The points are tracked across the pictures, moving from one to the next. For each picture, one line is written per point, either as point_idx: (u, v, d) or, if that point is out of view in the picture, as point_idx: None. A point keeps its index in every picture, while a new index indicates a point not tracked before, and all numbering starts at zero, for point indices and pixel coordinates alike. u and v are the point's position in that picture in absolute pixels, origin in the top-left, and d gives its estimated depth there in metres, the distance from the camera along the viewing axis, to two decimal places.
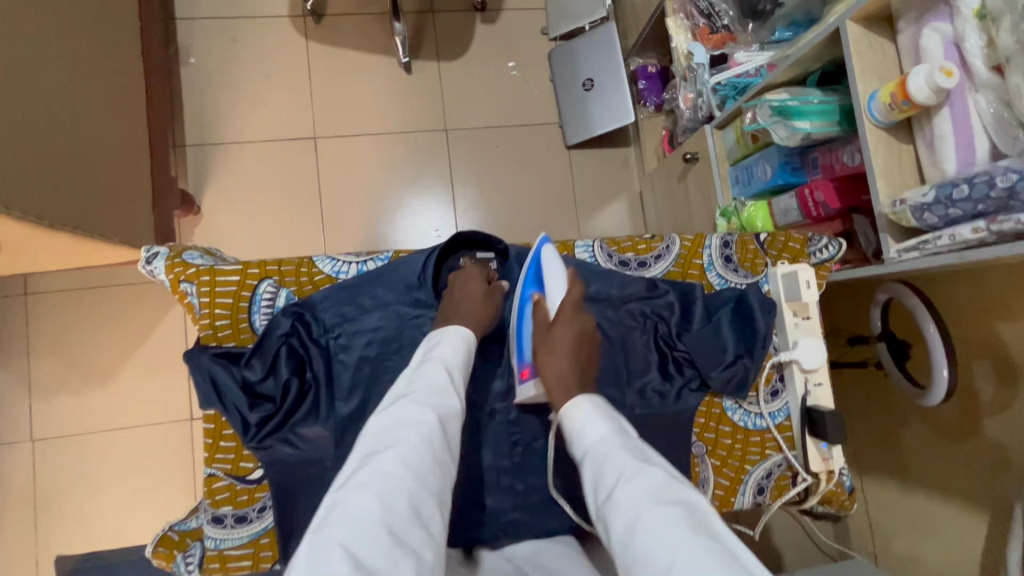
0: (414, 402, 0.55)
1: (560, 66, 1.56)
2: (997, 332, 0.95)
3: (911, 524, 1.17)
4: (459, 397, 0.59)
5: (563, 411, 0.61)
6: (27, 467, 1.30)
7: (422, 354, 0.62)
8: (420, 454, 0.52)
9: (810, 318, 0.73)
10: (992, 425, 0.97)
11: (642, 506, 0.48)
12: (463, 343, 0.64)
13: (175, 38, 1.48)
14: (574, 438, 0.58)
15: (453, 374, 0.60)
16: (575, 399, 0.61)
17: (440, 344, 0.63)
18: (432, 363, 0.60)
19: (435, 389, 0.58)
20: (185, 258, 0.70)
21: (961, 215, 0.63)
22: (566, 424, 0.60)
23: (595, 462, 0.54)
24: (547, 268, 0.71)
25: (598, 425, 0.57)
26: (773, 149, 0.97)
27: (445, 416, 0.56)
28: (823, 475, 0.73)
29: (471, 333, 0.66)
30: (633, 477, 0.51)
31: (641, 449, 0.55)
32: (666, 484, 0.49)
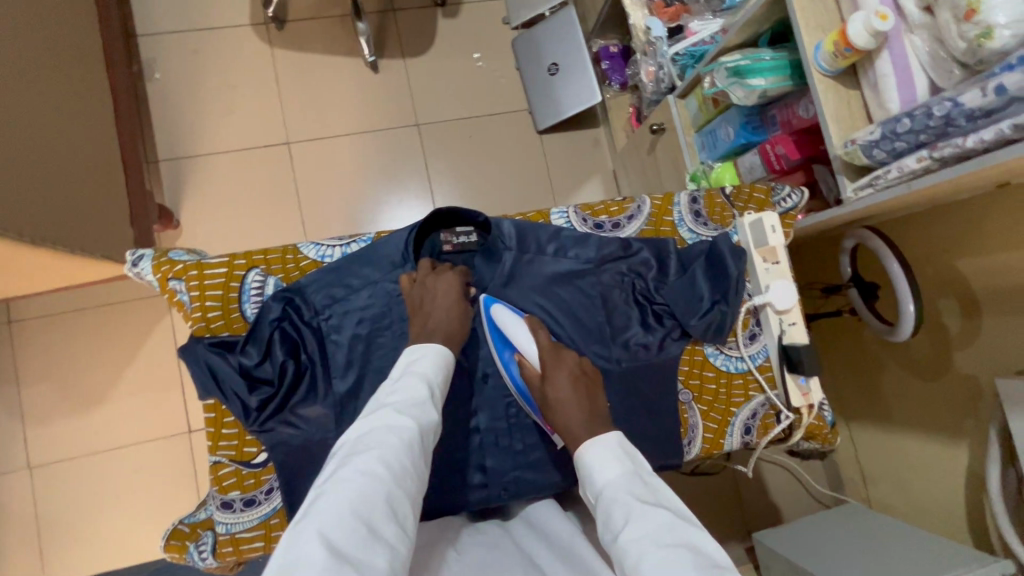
0: (396, 411, 0.55)
1: (524, 54, 1.59)
2: (958, 268, 1.00)
3: (898, 459, 1.22)
4: (437, 410, 0.59)
5: (576, 452, 0.60)
6: (27, 493, 1.29)
7: (402, 368, 0.62)
8: (399, 457, 0.52)
9: (780, 262, 0.76)
10: (963, 356, 1.02)
11: (650, 552, 0.48)
12: (441, 358, 0.64)
13: (138, 54, 1.48)
14: (584, 478, 0.58)
15: (432, 387, 0.60)
16: (587, 442, 0.59)
17: (420, 358, 0.63)
18: (412, 375, 0.60)
19: (414, 399, 0.58)
20: (171, 257, 0.71)
21: (906, 147, 0.67)
22: (578, 464, 0.59)
23: (605, 506, 0.54)
24: (507, 327, 0.72)
25: (610, 467, 0.56)
26: (733, 111, 1.01)
27: (424, 425, 0.56)
28: (804, 410, 0.76)
29: (449, 353, 0.66)
30: (643, 519, 0.50)
31: (652, 491, 0.54)
32: (673, 528, 0.49)
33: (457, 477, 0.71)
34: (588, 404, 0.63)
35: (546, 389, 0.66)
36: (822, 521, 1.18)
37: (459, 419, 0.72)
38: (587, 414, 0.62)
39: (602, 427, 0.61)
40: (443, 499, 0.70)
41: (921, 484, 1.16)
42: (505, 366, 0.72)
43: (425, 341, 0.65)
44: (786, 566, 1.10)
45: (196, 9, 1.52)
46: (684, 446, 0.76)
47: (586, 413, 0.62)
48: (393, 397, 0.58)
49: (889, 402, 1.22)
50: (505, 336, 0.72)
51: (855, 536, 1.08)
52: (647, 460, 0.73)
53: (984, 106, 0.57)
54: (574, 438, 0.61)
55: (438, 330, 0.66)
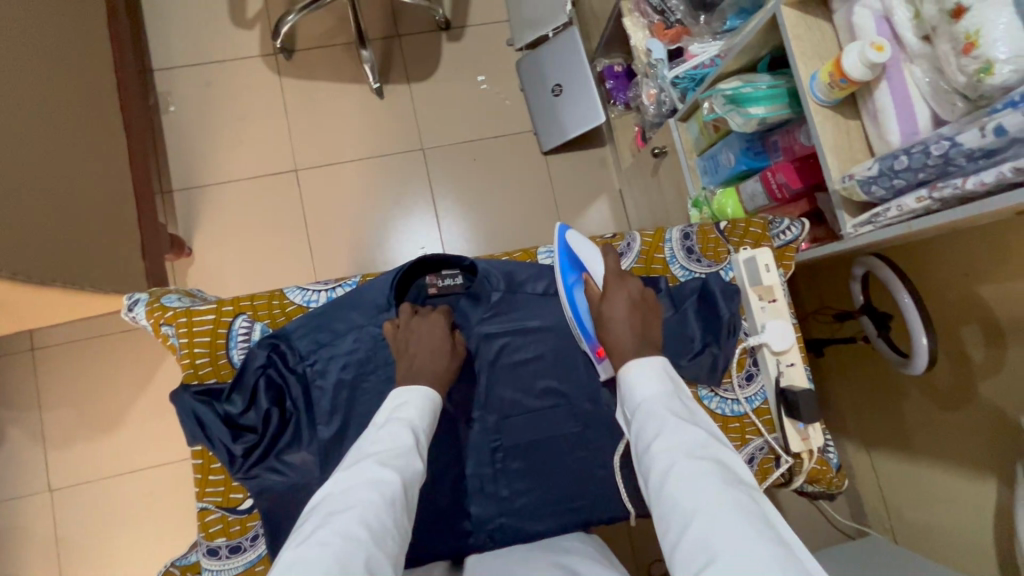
0: (379, 463, 0.55)
1: (528, 76, 1.59)
2: (980, 295, 0.95)
3: (922, 492, 1.16)
4: (421, 461, 0.59)
5: (620, 368, 0.63)
6: (47, 516, 1.33)
7: (386, 415, 0.61)
8: (380, 516, 0.51)
9: (777, 300, 0.73)
10: (987, 387, 0.96)
11: (680, 457, 0.52)
12: (427, 403, 0.63)
13: (154, 88, 1.53)
14: (624, 393, 0.62)
15: (418, 436, 0.60)
16: (635, 359, 0.63)
17: (405, 405, 0.62)
18: (395, 423, 0.59)
19: (398, 448, 0.57)
20: (163, 302, 0.73)
21: (905, 185, 0.64)
22: (621, 378, 0.63)
23: (641, 417, 0.58)
24: (580, 249, 0.73)
25: (651, 385, 0.60)
26: (734, 137, 0.98)
27: (407, 478, 0.55)
28: (804, 455, 0.72)
29: (437, 394, 0.65)
30: (676, 433, 0.54)
31: (688, 410, 0.57)
32: (704, 443, 0.53)
33: (442, 523, 0.70)
34: (640, 323, 0.67)
35: (603, 306, 0.68)
36: (839, 561, 1.13)
37: (445, 463, 0.72)
38: (638, 331, 0.66)
39: (650, 348, 0.64)
40: (427, 547, 0.69)
41: (942, 519, 1.10)
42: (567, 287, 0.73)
43: (412, 383, 0.65)
44: None
45: (207, 43, 1.56)
46: None
47: (634, 333, 0.65)
48: (377, 447, 0.57)
49: (910, 432, 1.17)
50: (575, 258, 0.73)
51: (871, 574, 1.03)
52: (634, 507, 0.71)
53: (983, 147, 0.54)
54: (623, 352, 0.64)
55: (423, 369, 0.66)
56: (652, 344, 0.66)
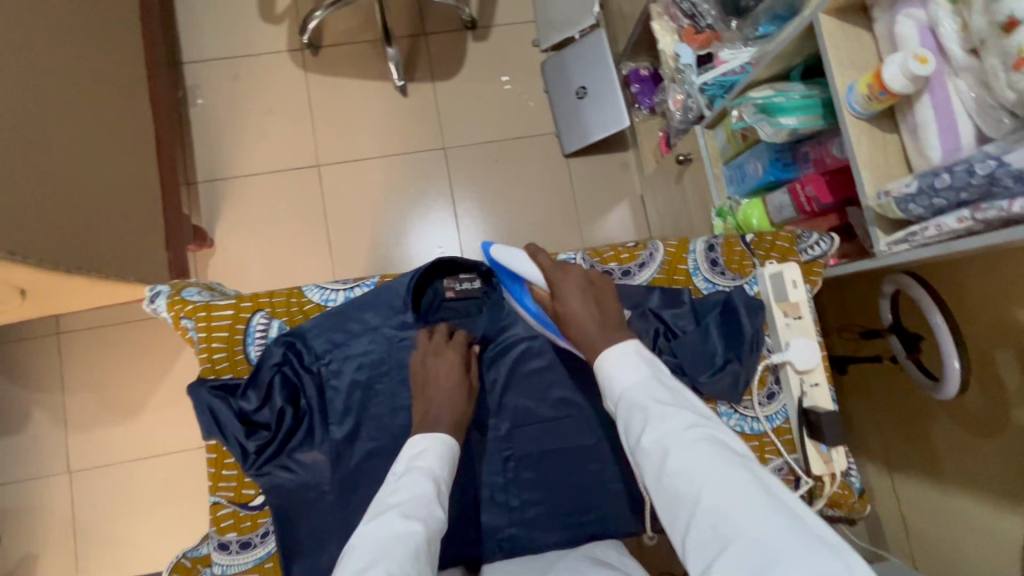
0: (403, 513, 0.54)
1: (553, 77, 1.57)
2: (1016, 319, 0.91)
3: (945, 519, 1.12)
4: (442, 509, 0.57)
5: (596, 359, 0.61)
6: (65, 497, 1.36)
7: (405, 463, 0.60)
8: (406, 567, 0.50)
9: (802, 317, 0.71)
10: (1020, 415, 0.92)
11: (677, 446, 0.52)
12: (445, 449, 0.62)
13: (183, 81, 1.55)
14: (605, 384, 0.60)
15: (438, 484, 0.59)
16: (611, 347, 0.61)
17: (424, 453, 0.61)
18: (415, 472, 0.58)
19: (420, 498, 0.56)
20: (184, 295, 0.73)
21: (946, 205, 0.61)
22: (598, 368, 0.61)
23: (626, 407, 0.57)
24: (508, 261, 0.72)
25: (631, 373, 0.58)
26: (762, 146, 0.96)
27: (431, 528, 0.54)
28: (825, 478, 0.70)
29: (454, 441, 0.64)
30: (667, 424, 0.53)
31: (673, 390, 0.57)
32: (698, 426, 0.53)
33: (451, 530, 0.69)
34: (598, 310, 0.65)
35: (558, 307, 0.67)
36: None
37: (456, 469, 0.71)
38: (597, 320, 0.64)
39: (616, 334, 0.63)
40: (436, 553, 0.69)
41: (965, 548, 1.07)
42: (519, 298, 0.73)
43: (430, 430, 0.64)
44: None
45: (236, 37, 1.58)
46: None
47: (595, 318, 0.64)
48: (398, 497, 0.56)
49: (936, 456, 1.13)
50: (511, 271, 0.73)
51: None
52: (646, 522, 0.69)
53: None
54: (590, 344, 0.63)
55: (439, 408, 0.66)
56: (614, 326, 0.63)
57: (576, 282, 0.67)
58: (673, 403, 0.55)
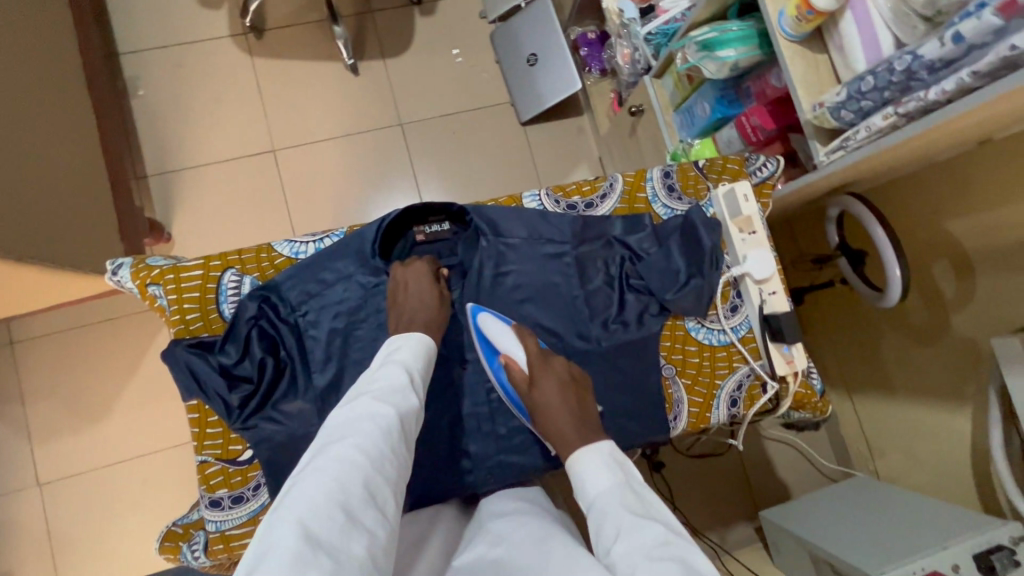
0: (373, 398, 0.55)
1: (503, 47, 1.59)
2: (948, 231, 1.01)
3: (903, 426, 1.21)
4: (418, 396, 0.59)
5: (569, 460, 0.60)
6: (37, 510, 1.31)
7: (382, 356, 0.62)
8: (376, 443, 0.52)
9: (756, 231, 0.76)
10: (959, 319, 1.02)
11: (638, 566, 0.46)
12: (422, 345, 0.63)
13: (121, 72, 1.49)
14: (577, 487, 0.58)
15: (413, 375, 0.60)
16: (585, 446, 0.60)
17: (401, 347, 0.62)
18: (391, 362, 0.60)
19: (393, 385, 0.57)
20: (148, 263, 0.72)
21: (872, 106, 0.67)
22: (569, 469, 0.59)
23: (597, 517, 0.53)
24: (492, 333, 0.71)
25: (603, 477, 0.56)
26: (708, 87, 1.01)
27: (404, 411, 0.56)
28: (789, 378, 0.75)
29: (430, 339, 0.66)
30: (632, 535, 0.49)
31: (645, 503, 0.53)
32: (664, 540, 0.48)
33: (443, 463, 0.71)
34: (576, 407, 0.64)
35: (534, 394, 0.66)
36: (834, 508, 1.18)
37: (443, 404, 0.73)
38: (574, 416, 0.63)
39: (592, 433, 0.61)
40: (430, 487, 0.70)
41: (924, 447, 1.16)
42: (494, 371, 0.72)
43: (406, 330, 0.66)
44: (792, 539, 1.17)
45: (175, 25, 1.53)
46: (670, 421, 0.75)
47: (573, 418, 0.63)
48: (373, 385, 0.58)
49: (890, 371, 1.22)
50: (492, 343, 0.72)
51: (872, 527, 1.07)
52: (629, 435, 0.73)
53: (943, 56, 0.56)
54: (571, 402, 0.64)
55: (419, 321, 0.67)
56: (592, 427, 0.63)
57: (555, 377, 0.67)
58: (643, 515, 0.51)
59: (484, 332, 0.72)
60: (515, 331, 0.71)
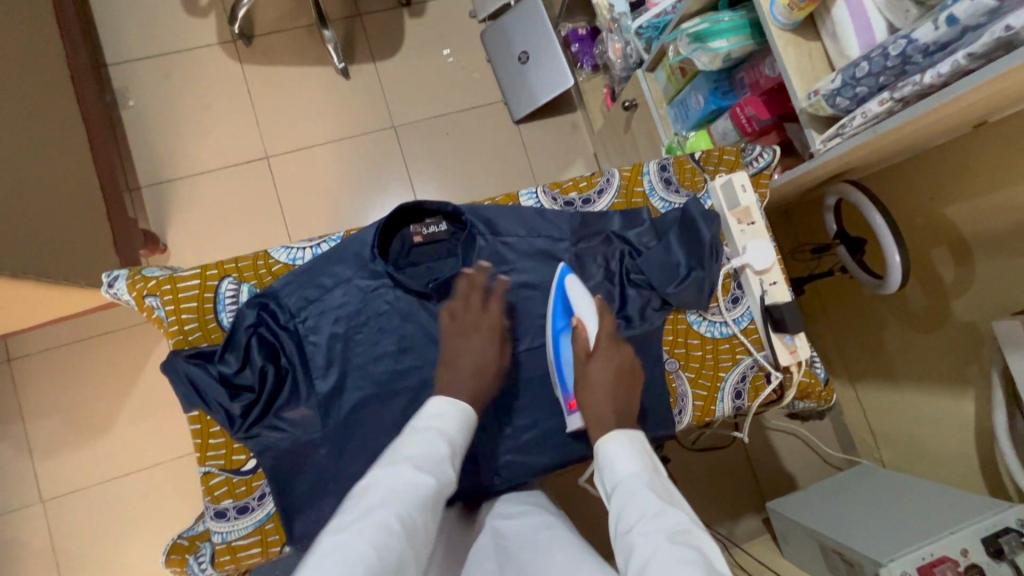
0: (415, 466, 0.54)
1: (494, 46, 1.59)
2: (945, 215, 1.01)
3: (907, 413, 1.21)
4: (454, 469, 0.58)
5: (599, 439, 0.60)
6: (41, 527, 1.30)
7: (423, 418, 0.60)
8: (413, 515, 0.50)
9: (755, 222, 0.75)
10: (959, 304, 1.02)
11: (661, 548, 0.46)
12: (464, 416, 0.62)
13: (110, 84, 1.48)
14: (603, 467, 0.58)
15: (453, 449, 0.58)
16: (617, 429, 0.60)
17: (444, 415, 0.61)
18: (433, 430, 0.58)
19: (434, 456, 0.56)
20: (144, 274, 0.72)
21: (868, 92, 0.66)
22: (598, 452, 0.59)
23: (621, 497, 0.54)
24: (574, 297, 0.71)
25: (632, 461, 0.56)
26: (701, 79, 1.01)
27: (441, 485, 0.54)
28: (793, 368, 0.75)
29: (471, 407, 0.64)
30: (658, 518, 0.49)
31: (669, 492, 0.54)
32: (685, 529, 0.48)
33: None
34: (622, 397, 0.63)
35: (589, 366, 0.66)
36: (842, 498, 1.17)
37: None
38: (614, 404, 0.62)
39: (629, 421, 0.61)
40: None
41: (929, 433, 1.16)
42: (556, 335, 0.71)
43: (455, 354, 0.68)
44: (800, 528, 1.17)
45: (163, 34, 1.52)
46: (674, 416, 0.75)
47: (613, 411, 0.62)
48: (413, 449, 0.56)
49: (892, 358, 1.22)
50: (569, 307, 0.71)
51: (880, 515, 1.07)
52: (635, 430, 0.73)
53: (937, 39, 0.56)
54: (607, 410, 0.64)
55: (470, 348, 0.68)
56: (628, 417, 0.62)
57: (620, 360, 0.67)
58: (669, 503, 0.51)
59: (565, 294, 0.72)
60: (596, 304, 0.70)
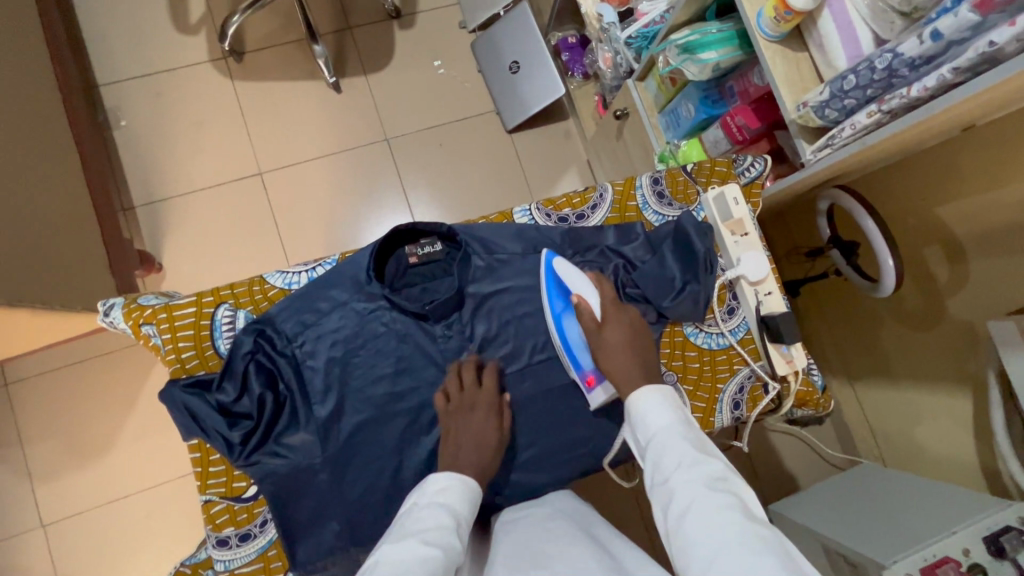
0: (421, 539, 0.51)
1: (484, 56, 1.59)
2: (937, 215, 1.01)
3: (905, 413, 1.22)
4: (462, 546, 0.55)
5: (630, 395, 0.64)
6: (44, 551, 1.30)
7: (425, 496, 0.58)
8: None
9: (748, 233, 0.75)
10: (954, 304, 1.02)
11: (701, 494, 0.51)
12: (466, 491, 0.60)
13: (101, 104, 1.48)
14: (636, 419, 0.62)
15: (458, 524, 0.56)
16: (644, 386, 0.64)
17: (446, 490, 0.59)
18: (435, 504, 0.56)
19: (440, 528, 0.54)
20: (140, 303, 0.72)
21: (856, 104, 0.67)
22: (630, 406, 0.63)
23: (657, 449, 0.58)
24: (568, 277, 0.72)
25: (664, 414, 0.60)
26: (691, 88, 1.01)
27: (450, 557, 0.52)
28: (790, 377, 0.75)
29: (476, 484, 0.62)
30: (695, 466, 0.54)
31: (701, 441, 0.58)
32: (720, 476, 0.53)
33: None
34: (640, 358, 0.67)
35: (600, 336, 0.68)
36: (848, 499, 1.19)
37: None
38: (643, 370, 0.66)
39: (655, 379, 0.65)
40: None
41: (926, 432, 1.17)
42: (556, 318, 0.72)
43: (462, 414, 0.67)
44: (804, 531, 1.17)
45: (153, 53, 1.52)
46: None
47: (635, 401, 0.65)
48: (418, 525, 0.54)
49: (889, 358, 1.23)
50: (564, 286, 0.72)
51: (881, 517, 1.08)
52: None
53: (923, 53, 0.57)
54: None
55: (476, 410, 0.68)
56: (655, 376, 0.66)
57: (621, 327, 0.69)
58: (702, 451, 0.56)
59: (556, 274, 0.72)
60: (590, 278, 0.73)
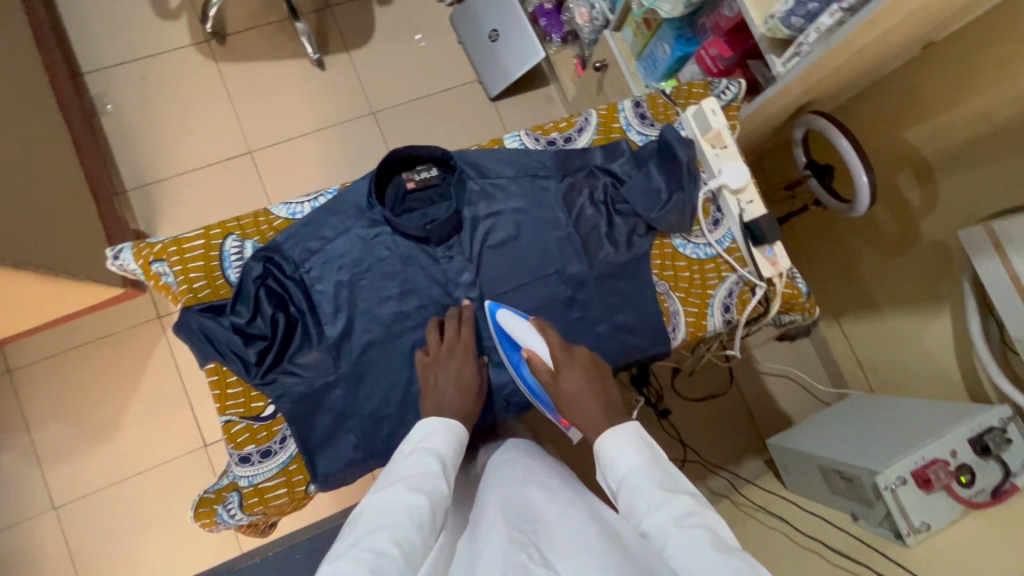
0: (406, 487, 0.55)
1: (463, 27, 1.62)
2: (906, 141, 1.06)
3: (890, 339, 1.27)
4: (449, 487, 0.59)
5: (594, 440, 0.62)
6: (56, 532, 1.31)
7: (413, 443, 0.61)
8: (411, 538, 0.51)
9: (728, 146, 0.80)
10: (927, 224, 1.08)
11: (673, 534, 0.49)
12: (455, 433, 0.63)
13: (87, 91, 1.49)
14: (606, 467, 0.59)
15: (446, 467, 0.60)
16: (610, 429, 0.61)
17: (434, 435, 0.62)
18: (423, 451, 0.59)
19: (427, 474, 0.57)
20: (149, 242, 0.74)
21: (818, 8, 0.71)
22: (598, 455, 0.61)
23: (626, 493, 0.56)
24: (513, 330, 0.72)
25: (630, 457, 0.58)
26: (666, 28, 1.05)
27: (435, 500, 0.56)
28: (776, 279, 0.79)
29: (461, 425, 0.65)
30: (664, 506, 0.52)
31: (670, 476, 0.56)
32: (692, 511, 0.51)
33: None
34: (600, 398, 0.64)
35: (558, 388, 0.65)
36: (840, 424, 1.23)
37: None
38: (602, 408, 0.63)
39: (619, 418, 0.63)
40: None
41: (909, 354, 1.23)
42: (517, 367, 0.73)
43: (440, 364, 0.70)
44: (800, 457, 1.22)
45: (135, 38, 1.53)
46: (669, 333, 0.79)
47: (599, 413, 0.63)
48: (405, 473, 0.57)
49: (870, 287, 1.27)
50: (512, 340, 0.73)
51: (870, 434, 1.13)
52: (636, 350, 0.77)
53: None
54: None
55: (452, 363, 0.69)
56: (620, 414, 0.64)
57: (581, 366, 0.67)
58: (671, 488, 0.54)
59: (504, 330, 0.73)
60: (534, 324, 0.70)
